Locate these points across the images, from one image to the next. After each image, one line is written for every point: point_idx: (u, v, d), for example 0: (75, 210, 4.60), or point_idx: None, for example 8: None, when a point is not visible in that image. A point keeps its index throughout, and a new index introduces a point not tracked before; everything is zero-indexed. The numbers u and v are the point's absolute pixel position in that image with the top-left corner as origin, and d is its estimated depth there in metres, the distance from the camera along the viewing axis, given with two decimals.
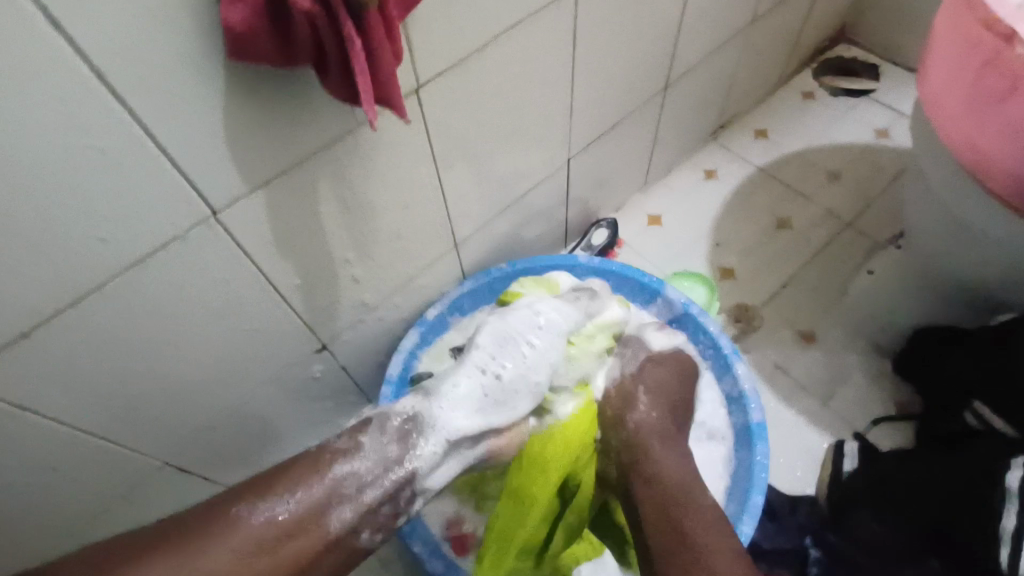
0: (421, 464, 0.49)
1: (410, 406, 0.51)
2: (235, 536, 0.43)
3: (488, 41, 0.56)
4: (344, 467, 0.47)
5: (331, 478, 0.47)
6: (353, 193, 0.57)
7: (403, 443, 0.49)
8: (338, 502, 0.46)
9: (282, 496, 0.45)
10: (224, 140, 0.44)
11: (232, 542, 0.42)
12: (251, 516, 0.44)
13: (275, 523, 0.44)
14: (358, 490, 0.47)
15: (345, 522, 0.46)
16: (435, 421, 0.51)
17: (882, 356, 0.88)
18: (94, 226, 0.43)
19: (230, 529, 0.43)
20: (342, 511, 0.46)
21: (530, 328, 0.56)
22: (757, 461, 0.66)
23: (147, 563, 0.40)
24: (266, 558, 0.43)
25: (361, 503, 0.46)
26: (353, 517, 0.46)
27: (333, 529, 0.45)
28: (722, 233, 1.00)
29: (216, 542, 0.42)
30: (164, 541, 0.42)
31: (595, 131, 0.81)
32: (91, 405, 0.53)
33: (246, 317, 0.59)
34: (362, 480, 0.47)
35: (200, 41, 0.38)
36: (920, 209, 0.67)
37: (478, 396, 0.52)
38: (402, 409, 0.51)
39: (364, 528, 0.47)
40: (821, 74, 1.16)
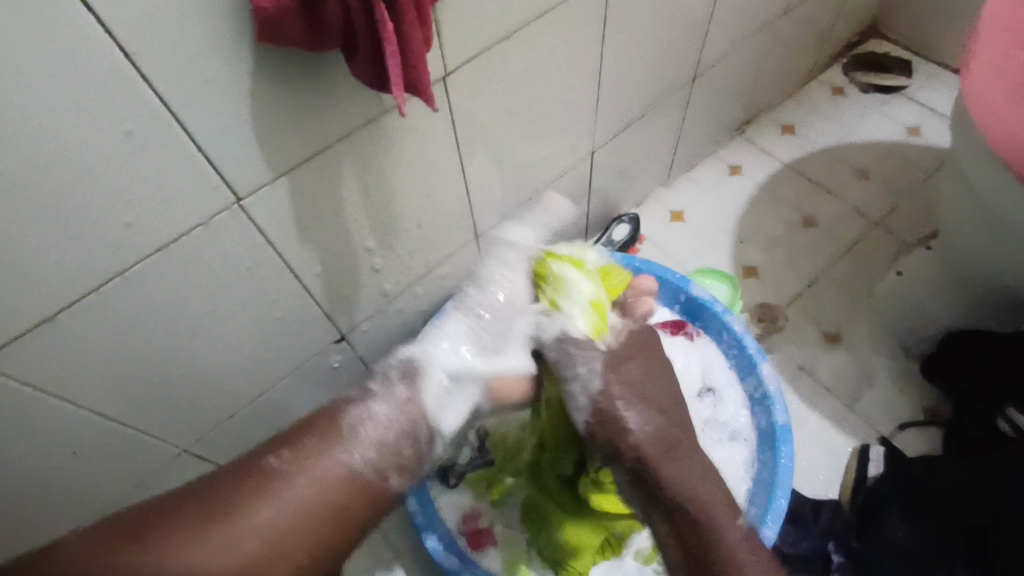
0: (432, 406, 0.51)
1: (404, 355, 0.53)
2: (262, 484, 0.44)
3: (517, 28, 0.55)
4: (356, 415, 0.47)
5: (350, 425, 0.47)
6: (377, 181, 0.56)
7: (409, 384, 0.50)
8: (358, 446, 0.47)
9: (304, 443, 0.46)
10: (251, 125, 0.44)
11: (265, 491, 0.44)
12: (282, 462, 0.45)
13: (304, 468, 0.45)
14: (376, 434, 0.47)
15: (370, 463, 0.46)
16: (436, 361, 0.52)
17: (909, 358, 0.86)
18: (119, 211, 0.42)
19: (263, 476, 0.44)
20: (364, 452, 0.46)
21: (505, 261, 0.58)
22: (780, 464, 0.64)
23: (169, 527, 0.41)
24: (303, 495, 0.44)
25: (380, 446, 0.47)
26: (380, 462, 0.47)
27: (360, 468, 0.46)
28: (745, 230, 0.98)
29: (244, 494, 0.43)
30: (205, 495, 0.43)
31: (620, 123, 0.80)
32: (112, 391, 0.53)
33: (267, 305, 0.58)
34: (378, 420, 0.48)
35: (230, 23, 0.38)
36: (957, 208, 0.65)
37: (469, 333, 0.55)
38: (393, 360, 0.52)
39: (393, 472, 0.47)
40: (850, 68, 1.13)
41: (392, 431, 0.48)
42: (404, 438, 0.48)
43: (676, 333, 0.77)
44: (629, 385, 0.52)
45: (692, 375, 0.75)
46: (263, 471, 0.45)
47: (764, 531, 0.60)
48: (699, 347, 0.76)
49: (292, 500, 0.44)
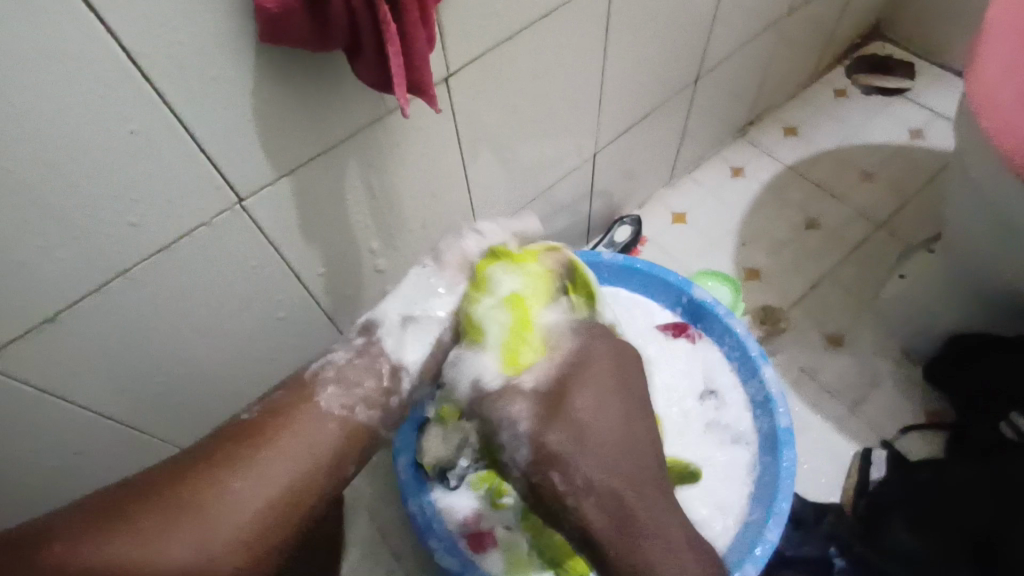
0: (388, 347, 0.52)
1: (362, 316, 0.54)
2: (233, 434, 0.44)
3: (521, 29, 0.55)
4: (317, 367, 0.49)
5: (311, 372, 0.49)
6: (381, 182, 0.56)
7: (367, 334, 0.53)
8: (324, 386, 0.48)
9: (270, 398, 0.47)
10: (254, 125, 0.44)
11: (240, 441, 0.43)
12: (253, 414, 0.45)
13: (278, 417, 0.45)
14: (338, 374, 0.49)
15: (333, 398, 0.47)
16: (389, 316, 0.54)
17: (913, 362, 0.85)
18: (123, 211, 0.42)
19: (236, 429, 0.44)
20: (330, 390, 0.47)
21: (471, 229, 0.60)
22: (783, 467, 0.64)
23: (140, 500, 0.40)
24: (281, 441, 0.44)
25: (342, 384, 0.48)
26: (345, 397, 0.47)
27: (326, 407, 0.46)
28: (748, 232, 0.98)
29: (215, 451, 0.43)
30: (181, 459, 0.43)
31: (623, 125, 0.79)
32: (114, 390, 0.53)
33: (270, 306, 0.58)
34: (341, 363, 0.50)
35: (233, 23, 0.37)
36: (961, 211, 0.64)
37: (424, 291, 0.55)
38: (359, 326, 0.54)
39: (362, 405, 0.48)
40: (854, 70, 1.13)
41: (352, 370, 0.49)
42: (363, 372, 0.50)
43: (678, 335, 0.77)
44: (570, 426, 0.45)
45: (694, 378, 0.74)
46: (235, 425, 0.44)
47: (767, 537, 0.60)
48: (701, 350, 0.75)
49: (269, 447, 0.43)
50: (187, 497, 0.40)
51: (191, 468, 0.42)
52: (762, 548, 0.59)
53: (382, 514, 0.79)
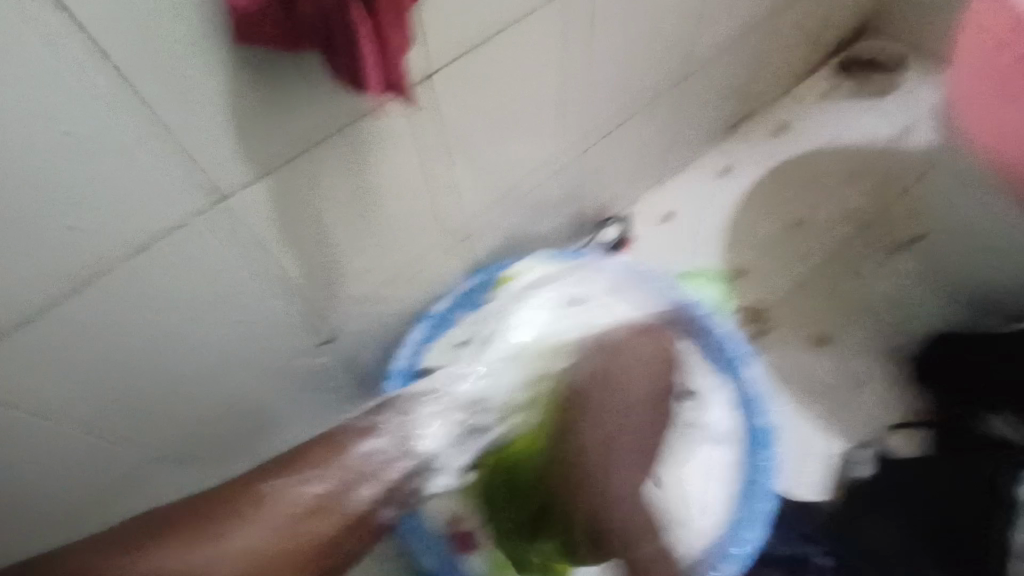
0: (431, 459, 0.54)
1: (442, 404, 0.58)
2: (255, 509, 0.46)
3: (502, 27, 0.54)
4: (367, 448, 0.51)
5: (358, 452, 0.51)
6: (362, 183, 0.56)
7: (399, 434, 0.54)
8: (360, 479, 0.50)
9: (308, 471, 0.49)
10: (230, 128, 0.43)
11: (261, 511, 0.46)
12: (275, 483, 0.48)
13: (298, 497, 0.47)
14: (385, 463, 0.51)
15: (370, 494, 0.50)
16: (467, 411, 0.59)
17: (901, 360, 0.85)
18: (96, 213, 0.42)
19: (255, 499, 0.47)
20: (365, 487, 0.50)
21: None
22: (765, 466, 0.66)
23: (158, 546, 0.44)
24: (295, 520, 0.47)
25: (382, 480, 0.51)
26: (375, 494, 0.50)
27: (354, 501, 0.49)
28: (737, 231, 0.98)
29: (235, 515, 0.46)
30: (219, 503, 0.47)
31: (610, 124, 0.79)
32: (93, 394, 0.53)
33: (252, 308, 0.58)
34: (388, 459, 0.52)
35: (203, 22, 0.37)
36: (946, 210, 0.64)
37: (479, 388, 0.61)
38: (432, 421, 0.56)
39: (388, 503, 0.51)
40: (843, 68, 1.13)
41: (383, 459, 0.51)
42: (399, 463, 0.52)
43: None
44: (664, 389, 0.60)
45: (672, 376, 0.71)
46: (258, 494, 0.47)
47: (748, 538, 0.63)
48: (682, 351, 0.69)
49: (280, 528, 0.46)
50: (202, 553, 0.44)
51: (217, 523, 0.46)
52: (741, 549, 0.62)
53: None
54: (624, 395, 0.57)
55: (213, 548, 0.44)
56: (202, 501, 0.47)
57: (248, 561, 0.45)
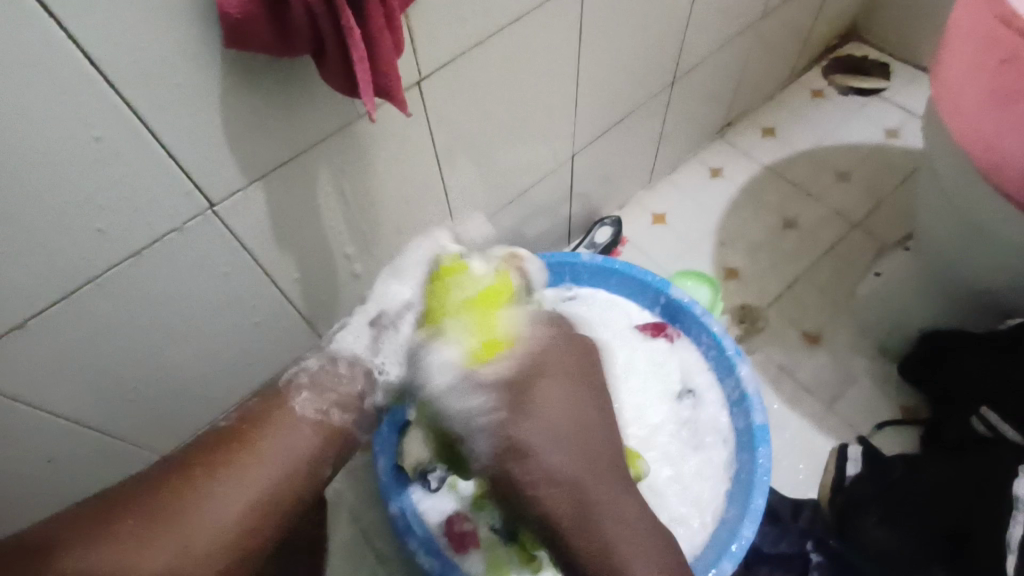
0: (375, 367, 0.56)
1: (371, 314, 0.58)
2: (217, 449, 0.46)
3: (491, 33, 0.55)
4: (295, 379, 0.53)
5: (290, 380, 0.53)
6: (355, 188, 0.57)
7: (329, 360, 0.56)
8: (300, 394, 0.51)
9: (248, 405, 0.50)
10: (222, 130, 0.44)
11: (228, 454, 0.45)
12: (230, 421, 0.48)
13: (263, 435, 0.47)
14: (316, 378, 0.54)
15: (309, 410, 0.51)
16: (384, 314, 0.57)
17: (889, 359, 0.87)
18: (91, 217, 0.42)
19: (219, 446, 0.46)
20: (307, 399, 0.51)
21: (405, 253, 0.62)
22: (758, 465, 0.64)
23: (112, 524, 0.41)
24: (273, 460, 0.46)
25: (319, 400, 0.51)
26: (319, 403, 0.52)
27: (305, 413, 0.50)
28: (727, 232, 0.99)
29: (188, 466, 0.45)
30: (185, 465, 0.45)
31: (600, 127, 0.80)
32: (88, 397, 0.53)
33: (246, 311, 0.58)
34: (319, 381, 0.54)
35: (197, 29, 0.37)
36: (932, 209, 0.65)
37: (400, 306, 0.57)
38: (359, 333, 0.57)
39: (335, 408, 0.52)
40: (830, 72, 1.15)
41: (327, 376, 0.54)
42: (341, 380, 0.55)
43: (657, 334, 0.76)
44: (543, 423, 0.44)
45: (673, 376, 0.75)
46: (217, 441, 0.47)
47: (743, 532, 0.61)
48: (679, 349, 0.75)
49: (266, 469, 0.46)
50: (186, 519, 0.42)
51: (184, 492, 0.43)
52: (737, 544, 0.60)
53: (364, 517, 0.79)
54: (559, 436, 0.44)
55: (200, 511, 0.43)
56: (158, 482, 0.44)
57: (239, 516, 0.44)
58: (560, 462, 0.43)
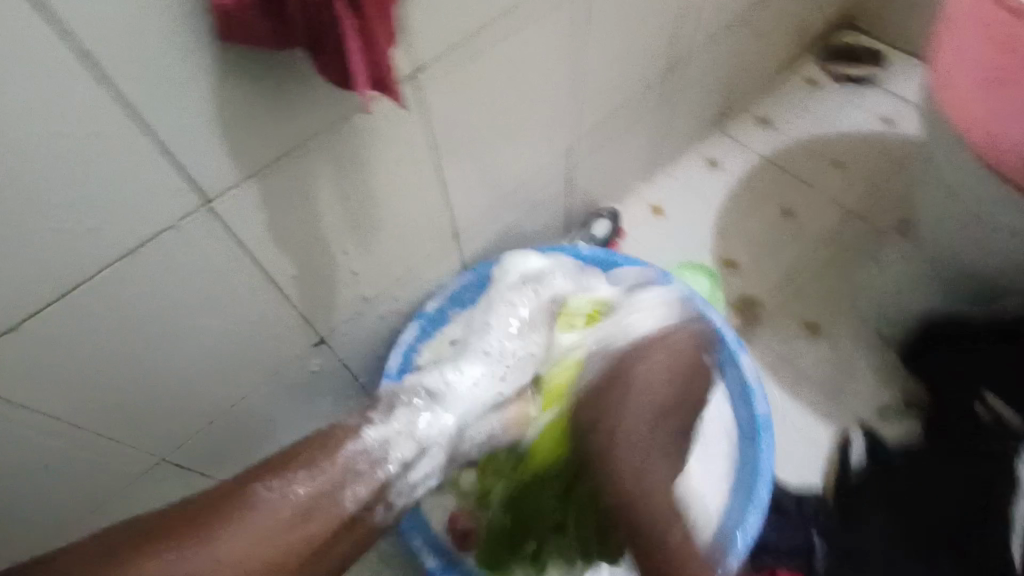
0: (399, 497, 0.48)
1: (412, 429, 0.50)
2: (245, 516, 0.42)
3: (486, 25, 0.54)
4: (358, 445, 0.47)
5: (345, 458, 0.46)
6: (351, 183, 0.56)
7: (367, 460, 0.47)
8: (351, 480, 0.45)
9: (293, 473, 0.44)
10: (216, 124, 0.43)
11: (246, 521, 0.41)
12: (271, 490, 0.43)
13: (289, 503, 0.43)
14: (370, 467, 0.47)
15: (359, 496, 0.45)
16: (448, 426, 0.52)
17: (889, 347, 0.87)
18: (82, 215, 0.41)
19: (245, 507, 0.42)
20: (356, 487, 0.45)
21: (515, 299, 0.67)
22: (762, 454, 0.66)
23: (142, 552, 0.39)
24: (286, 526, 0.42)
25: (374, 480, 0.46)
26: (367, 495, 0.46)
27: (346, 502, 0.45)
28: (726, 223, 0.98)
29: (218, 522, 0.41)
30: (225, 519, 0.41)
31: (597, 119, 0.79)
32: (84, 400, 0.52)
33: (244, 309, 0.58)
34: (375, 459, 0.47)
35: (189, 21, 0.37)
36: (931, 196, 0.65)
37: (524, 359, 0.61)
38: (404, 428, 0.50)
39: (379, 504, 0.47)
40: (824, 62, 1.15)
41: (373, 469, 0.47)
42: (360, 486, 0.46)
43: None
44: (657, 367, 0.54)
45: None
46: (245, 502, 0.42)
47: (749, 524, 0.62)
48: None
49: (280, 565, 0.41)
50: None
51: (205, 537, 0.40)
52: (743, 536, 0.61)
53: None
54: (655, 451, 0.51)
55: (207, 555, 0.40)
56: (184, 519, 0.41)
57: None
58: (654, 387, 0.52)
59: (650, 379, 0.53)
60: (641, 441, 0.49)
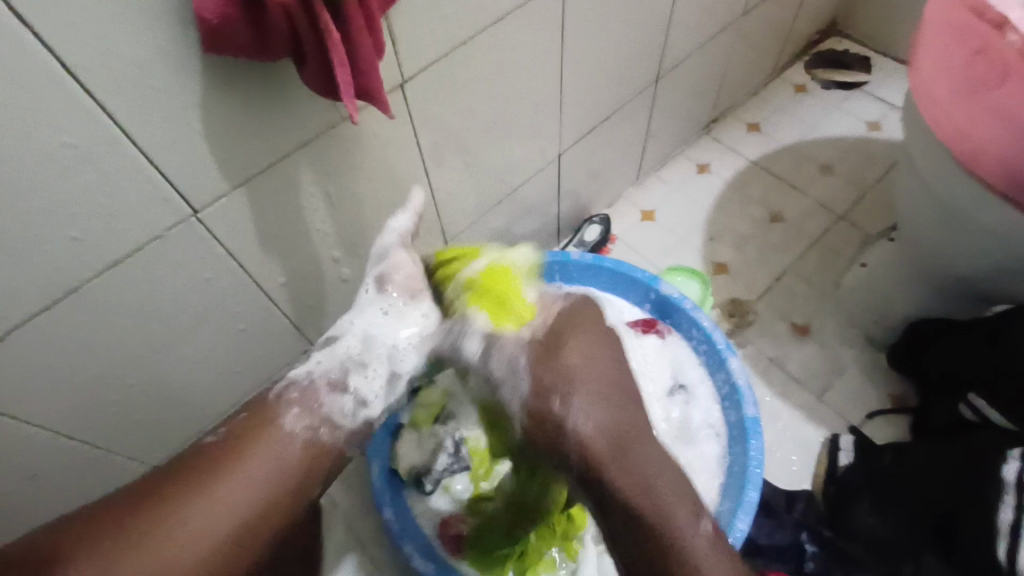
0: (344, 418, 0.48)
1: (336, 357, 0.49)
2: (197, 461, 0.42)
3: (473, 35, 0.55)
4: (283, 383, 0.48)
5: (276, 395, 0.47)
6: (339, 191, 0.56)
7: (288, 400, 0.46)
8: (290, 411, 0.46)
9: (235, 419, 0.46)
10: (201, 133, 0.43)
11: (201, 464, 0.42)
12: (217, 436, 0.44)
13: (241, 440, 0.44)
14: (303, 396, 0.47)
15: (298, 428, 0.45)
16: (374, 354, 0.49)
17: (877, 349, 0.87)
18: (69, 227, 0.41)
19: (197, 454, 0.43)
20: (296, 417, 0.46)
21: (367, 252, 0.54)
22: (751, 457, 0.65)
23: (106, 522, 0.39)
24: (245, 460, 0.43)
25: (308, 407, 0.46)
26: (313, 420, 0.46)
27: (290, 429, 0.45)
28: (715, 227, 0.99)
29: (173, 475, 0.42)
30: (180, 470, 0.42)
31: (586, 125, 0.80)
32: (74, 409, 0.52)
33: (233, 318, 0.58)
34: (305, 389, 0.47)
35: (174, 33, 0.37)
36: (914, 199, 0.66)
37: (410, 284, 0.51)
38: (326, 358, 0.49)
39: (327, 429, 0.47)
40: (812, 67, 1.16)
41: (303, 398, 0.47)
42: (293, 411, 0.46)
43: (648, 330, 0.77)
44: (581, 348, 0.46)
45: (661, 372, 0.75)
46: (197, 451, 0.43)
47: (737, 525, 0.61)
48: (671, 345, 0.76)
49: (235, 504, 0.41)
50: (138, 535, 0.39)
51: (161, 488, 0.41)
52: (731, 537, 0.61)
53: (358, 522, 0.78)
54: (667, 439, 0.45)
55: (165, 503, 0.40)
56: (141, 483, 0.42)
57: (203, 516, 0.40)
58: (589, 375, 0.45)
59: (578, 367, 0.45)
60: (610, 447, 0.42)
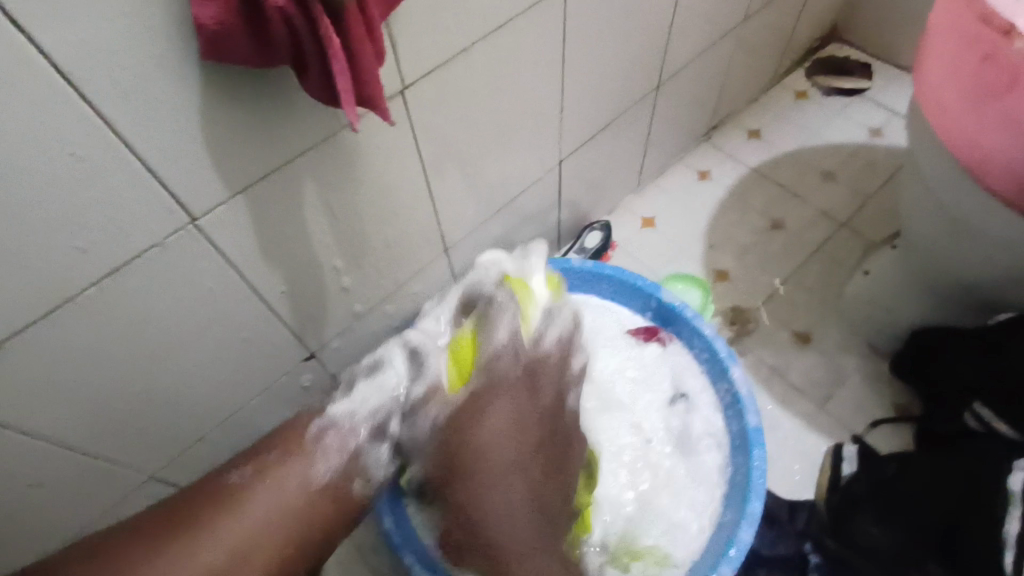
0: (375, 467, 0.55)
1: (383, 396, 0.57)
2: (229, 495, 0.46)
3: (473, 42, 0.54)
4: (326, 421, 0.53)
5: (313, 435, 0.52)
6: (339, 200, 0.56)
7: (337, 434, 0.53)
8: (322, 455, 0.51)
9: (267, 456, 0.50)
10: (202, 142, 0.43)
11: (234, 499, 0.46)
12: (244, 477, 0.47)
13: (274, 475, 0.48)
14: (342, 441, 0.53)
15: (328, 472, 0.50)
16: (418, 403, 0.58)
17: (880, 358, 0.87)
18: (67, 237, 0.41)
19: (227, 487, 0.46)
20: (327, 460, 0.51)
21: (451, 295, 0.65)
22: (753, 466, 0.65)
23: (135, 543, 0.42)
24: (272, 499, 0.47)
25: (347, 450, 0.52)
26: (342, 463, 0.52)
27: (319, 473, 0.50)
28: (716, 234, 0.99)
29: (205, 505, 0.45)
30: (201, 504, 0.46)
31: (587, 133, 0.80)
32: (71, 421, 0.52)
33: (234, 327, 0.58)
34: (346, 429, 0.54)
35: (175, 41, 0.37)
36: (918, 207, 0.65)
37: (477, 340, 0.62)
38: (373, 395, 0.56)
39: (353, 475, 0.52)
40: (812, 73, 1.16)
41: (343, 438, 0.53)
42: (333, 452, 0.51)
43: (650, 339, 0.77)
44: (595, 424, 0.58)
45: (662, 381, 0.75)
46: (228, 485, 0.47)
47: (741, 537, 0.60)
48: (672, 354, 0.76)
49: (256, 537, 0.45)
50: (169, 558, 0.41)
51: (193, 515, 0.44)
52: (736, 549, 0.60)
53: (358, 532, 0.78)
54: None
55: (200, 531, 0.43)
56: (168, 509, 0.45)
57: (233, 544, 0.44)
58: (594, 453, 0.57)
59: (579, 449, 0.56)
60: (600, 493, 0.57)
